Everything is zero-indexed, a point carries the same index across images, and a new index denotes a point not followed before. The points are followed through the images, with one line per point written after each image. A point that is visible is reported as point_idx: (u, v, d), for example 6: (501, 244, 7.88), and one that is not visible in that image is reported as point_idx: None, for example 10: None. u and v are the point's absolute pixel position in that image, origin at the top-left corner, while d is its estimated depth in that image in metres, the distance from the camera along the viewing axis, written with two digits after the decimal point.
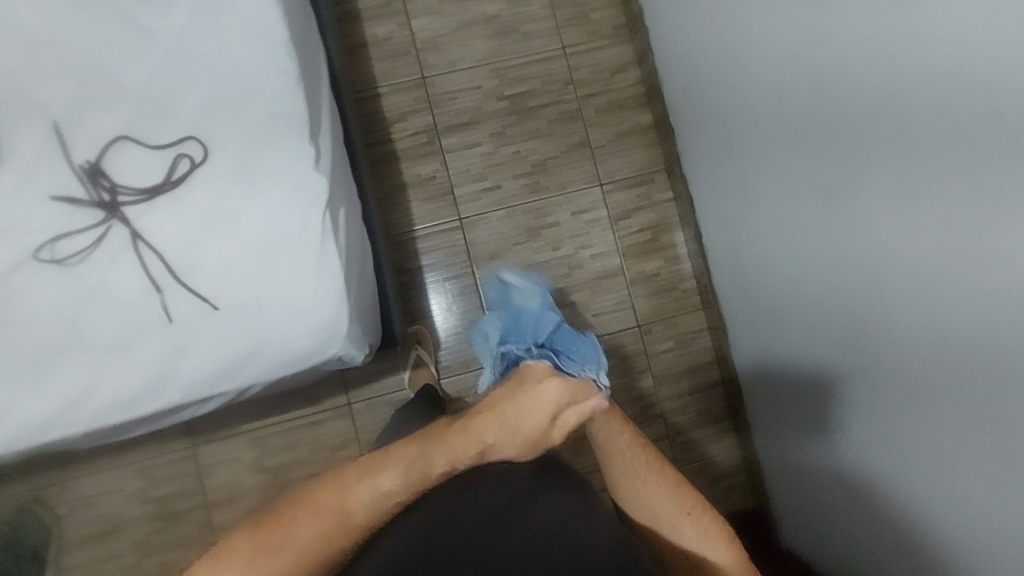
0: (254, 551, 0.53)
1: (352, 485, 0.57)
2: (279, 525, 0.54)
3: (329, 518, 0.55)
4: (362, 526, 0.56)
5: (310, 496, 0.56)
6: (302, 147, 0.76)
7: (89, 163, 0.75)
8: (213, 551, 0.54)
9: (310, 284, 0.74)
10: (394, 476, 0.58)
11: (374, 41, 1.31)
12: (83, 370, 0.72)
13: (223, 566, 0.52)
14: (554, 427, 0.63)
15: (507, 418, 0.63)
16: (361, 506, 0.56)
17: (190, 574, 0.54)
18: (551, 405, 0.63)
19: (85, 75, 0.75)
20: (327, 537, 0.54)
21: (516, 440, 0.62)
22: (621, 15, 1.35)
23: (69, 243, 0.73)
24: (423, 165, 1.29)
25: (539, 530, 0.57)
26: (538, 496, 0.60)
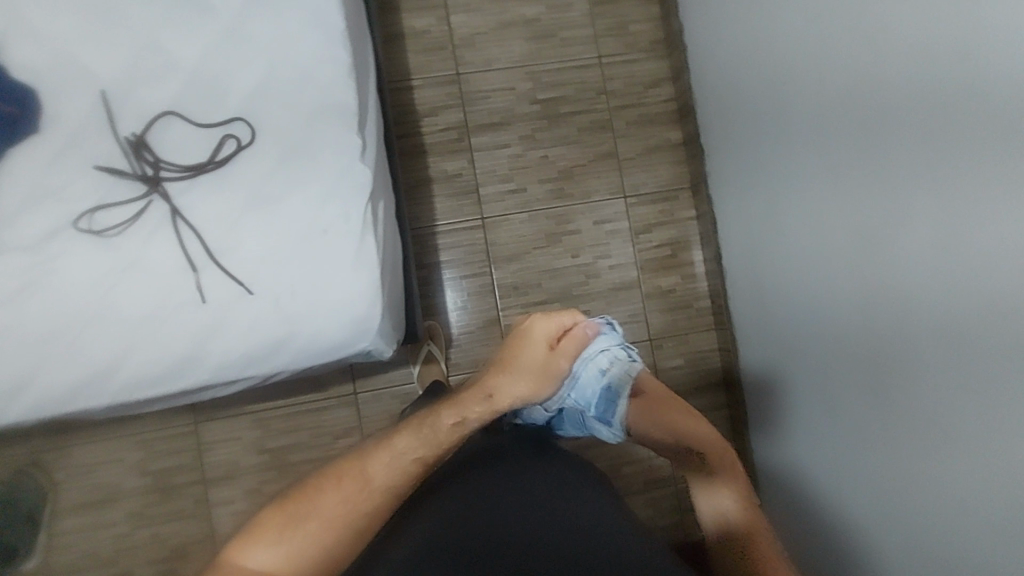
0: (284, 519, 0.56)
1: (371, 454, 0.61)
2: (306, 493, 0.58)
3: (350, 484, 0.58)
4: (385, 488, 0.59)
5: (332, 466, 0.60)
6: (349, 138, 0.76)
7: (135, 136, 0.74)
8: (245, 528, 0.56)
9: (346, 276, 0.74)
10: (409, 438, 0.62)
11: (412, 33, 1.30)
12: (111, 343, 0.71)
13: (257, 538, 0.55)
14: (553, 357, 0.67)
15: (507, 365, 0.66)
16: (381, 470, 0.60)
17: (225, 553, 0.55)
18: (542, 339, 0.67)
19: (137, 46, 0.75)
20: (352, 500, 0.58)
21: (518, 379, 0.65)
22: (659, 30, 1.36)
23: (108, 214, 0.73)
24: (450, 161, 1.29)
25: (559, 527, 0.63)
26: (561, 498, 0.66)
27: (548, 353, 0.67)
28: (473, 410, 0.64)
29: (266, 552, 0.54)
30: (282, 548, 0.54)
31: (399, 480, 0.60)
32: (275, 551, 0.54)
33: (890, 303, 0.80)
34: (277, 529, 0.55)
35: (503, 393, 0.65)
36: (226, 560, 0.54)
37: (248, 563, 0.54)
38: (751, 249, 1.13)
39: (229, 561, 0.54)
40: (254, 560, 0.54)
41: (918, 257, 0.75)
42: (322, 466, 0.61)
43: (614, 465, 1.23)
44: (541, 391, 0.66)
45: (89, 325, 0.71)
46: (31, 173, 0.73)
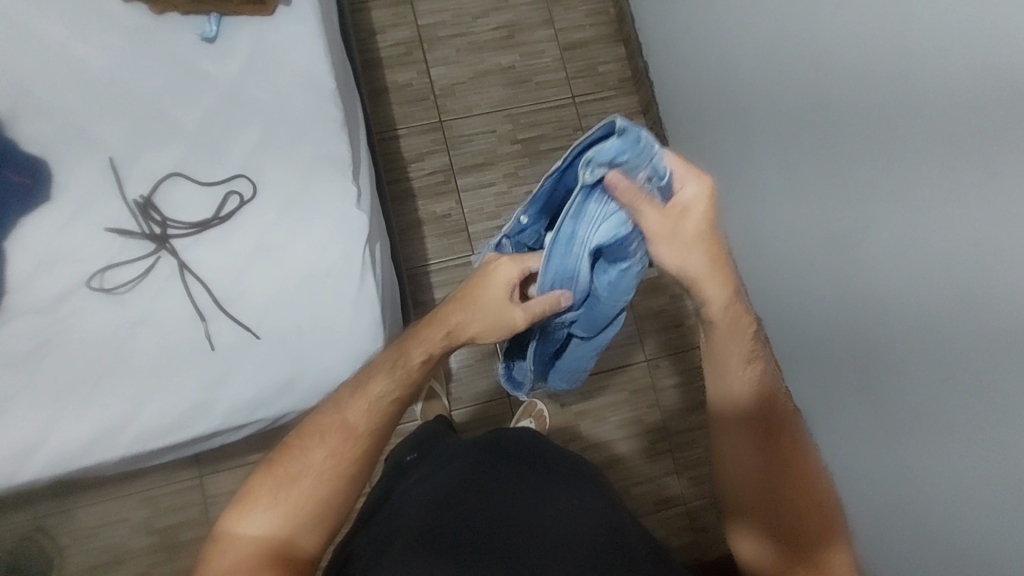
0: (276, 481, 0.56)
1: (347, 403, 0.61)
2: (293, 453, 0.58)
3: (333, 437, 0.58)
4: (368, 434, 0.60)
5: (313, 423, 0.60)
6: (345, 186, 0.81)
7: (143, 198, 0.79)
8: (236, 498, 0.56)
9: (349, 314, 0.78)
10: (383, 381, 0.61)
11: (395, 86, 1.38)
12: (124, 394, 0.73)
13: (252, 506, 0.55)
14: (507, 308, 0.62)
15: (464, 308, 0.63)
16: (361, 416, 0.60)
17: (222, 526, 0.55)
18: (503, 286, 0.62)
19: (144, 115, 0.80)
20: (338, 449, 0.58)
21: (474, 322, 0.63)
22: (627, 69, 1.45)
23: (118, 273, 0.77)
24: (438, 203, 1.35)
25: (526, 503, 0.70)
26: (529, 480, 0.74)
27: (506, 303, 0.62)
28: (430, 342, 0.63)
29: (265, 514, 0.55)
30: (280, 509, 0.55)
31: (380, 423, 0.61)
32: (274, 514, 0.55)
33: None
34: (268, 492, 0.55)
35: (458, 333, 0.64)
36: (226, 532, 0.54)
37: (248, 529, 0.54)
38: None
39: (229, 532, 0.54)
40: (254, 525, 0.54)
41: None
42: (303, 423, 0.61)
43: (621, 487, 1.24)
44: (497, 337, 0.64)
45: (103, 379, 0.74)
46: (46, 239, 0.77)
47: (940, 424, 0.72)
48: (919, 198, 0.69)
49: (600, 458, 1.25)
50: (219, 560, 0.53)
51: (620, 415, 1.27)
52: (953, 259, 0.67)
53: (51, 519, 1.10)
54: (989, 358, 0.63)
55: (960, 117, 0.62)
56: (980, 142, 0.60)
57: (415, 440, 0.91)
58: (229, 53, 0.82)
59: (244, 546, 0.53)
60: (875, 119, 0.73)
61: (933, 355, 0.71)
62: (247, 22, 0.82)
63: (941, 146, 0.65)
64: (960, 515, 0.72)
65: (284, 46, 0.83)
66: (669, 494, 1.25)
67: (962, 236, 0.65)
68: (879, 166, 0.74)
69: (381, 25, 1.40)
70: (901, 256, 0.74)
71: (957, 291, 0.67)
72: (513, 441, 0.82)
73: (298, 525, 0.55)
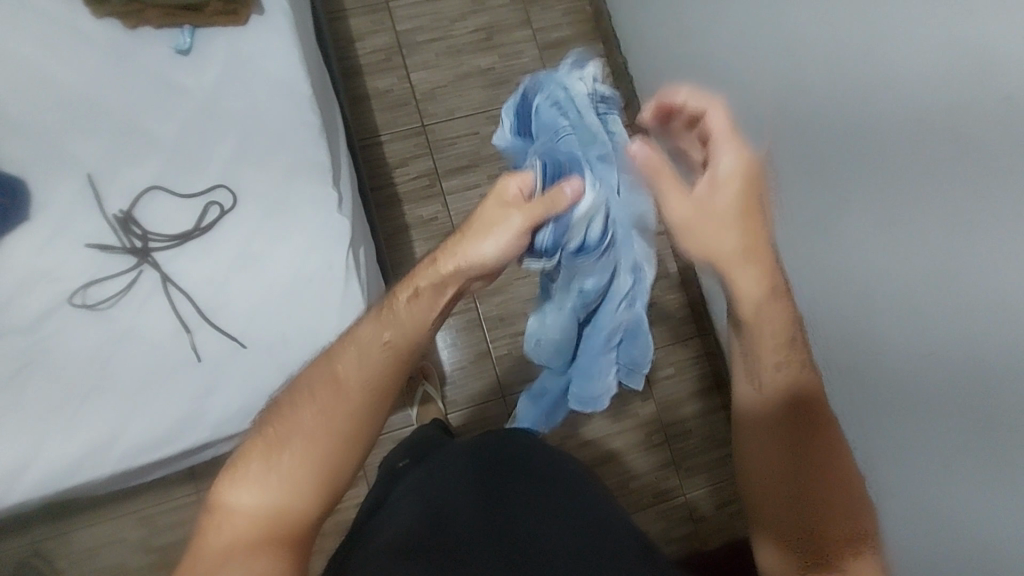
0: (267, 447, 0.52)
1: (338, 356, 0.57)
2: (284, 415, 0.54)
3: (323, 393, 0.54)
4: (361, 388, 0.55)
5: (302, 382, 0.56)
6: (325, 191, 0.81)
7: (122, 213, 0.78)
8: (225, 473, 0.52)
9: (336, 320, 0.77)
10: (374, 328, 0.58)
11: (376, 93, 1.39)
12: (111, 410, 0.73)
13: (241, 477, 0.51)
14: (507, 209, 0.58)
15: (466, 227, 0.60)
16: (352, 369, 0.55)
17: (213, 501, 0.51)
18: (501, 189, 0.59)
19: (120, 130, 0.80)
20: (328, 404, 0.53)
21: (472, 237, 0.59)
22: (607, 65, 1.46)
23: (101, 289, 0.76)
24: (424, 207, 1.35)
25: (525, 520, 0.68)
26: (527, 495, 0.72)
27: (501, 209, 0.58)
28: (423, 276, 0.60)
29: (256, 483, 0.50)
30: (273, 473, 0.50)
31: (371, 375, 0.56)
32: (267, 483, 0.50)
33: None
34: (257, 462, 0.51)
35: (456, 256, 0.59)
36: (220, 504, 0.50)
37: (239, 502, 0.49)
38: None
39: (224, 505, 0.50)
40: (247, 497, 0.50)
41: None
42: (293, 385, 0.57)
43: (620, 483, 1.24)
44: (497, 248, 0.58)
45: (90, 397, 0.73)
46: (26, 259, 0.76)
47: (908, 408, 0.70)
48: (872, 178, 0.68)
49: (598, 454, 1.25)
50: (214, 537, 0.48)
51: (616, 409, 1.27)
52: (909, 239, 0.65)
53: (49, 541, 1.09)
54: (955, 339, 0.62)
55: (905, 94, 0.61)
56: (928, 120, 0.59)
57: (407, 447, 0.91)
58: (203, 64, 0.82)
59: (239, 521, 0.49)
60: (828, 103, 0.72)
61: (900, 339, 0.69)
62: (222, 34, 0.83)
63: (889, 123, 0.64)
64: (935, 500, 0.69)
65: (257, 55, 0.83)
66: (667, 486, 1.25)
67: (914, 219, 0.64)
68: (831, 150, 0.73)
69: (359, 33, 1.40)
70: (863, 239, 0.72)
71: (916, 272, 0.65)
72: (512, 449, 0.81)
73: (291, 495, 0.50)
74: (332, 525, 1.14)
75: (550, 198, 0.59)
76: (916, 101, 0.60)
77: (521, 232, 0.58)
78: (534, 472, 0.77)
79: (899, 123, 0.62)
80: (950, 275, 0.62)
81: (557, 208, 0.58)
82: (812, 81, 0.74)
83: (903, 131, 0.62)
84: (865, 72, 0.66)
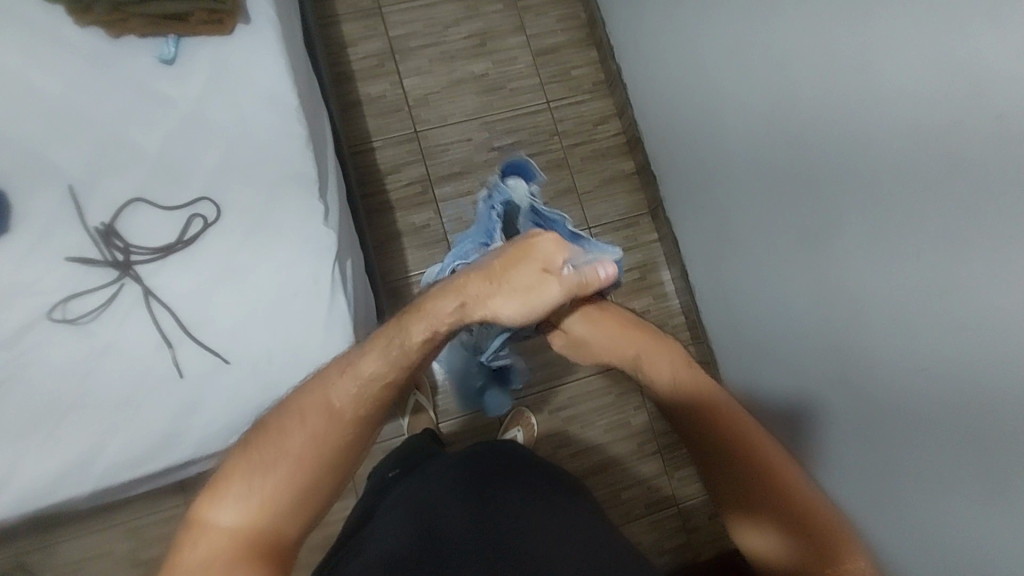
0: (251, 467, 0.51)
1: (332, 383, 0.55)
2: (272, 438, 0.52)
3: (315, 421, 0.53)
4: (352, 420, 0.54)
5: (294, 403, 0.54)
6: (312, 203, 0.80)
7: (104, 225, 0.77)
8: (208, 487, 0.51)
9: (320, 334, 0.76)
10: (373, 359, 0.55)
11: (368, 99, 1.37)
12: (91, 427, 0.72)
13: (226, 495, 0.49)
14: (546, 283, 0.52)
15: (496, 281, 0.54)
16: (345, 401, 0.54)
17: (191, 517, 0.49)
18: (543, 260, 0.52)
19: (103, 141, 0.79)
20: (319, 436, 0.53)
21: (497, 298, 0.53)
22: (600, 71, 1.45)
23: (82, 303, 0.75)
24: (417, 214, 1.34)
25: (512, 522, 0.68)
26: (512, 500, 0.71)
27: (540, 276, 0.52)
28: (443, 322, 0.56)
29: (239, 504, 0.49)
30: (257, 495, 0.50)
31: (366, 410, 0.55)
32: (248, 504, 0.49)
33: (842, 299, 0.83)
34: (243, 483, 0.50)
35: (480, 311, 0.55)
36: (198, 520, 0.49)
37: (222, 520, 0.49)
38: (715, 263, 1.16)
39: (204, 519, 0.49)
40: (229, 516, 0.49)
41: (856, 259, 0.79)
42: (283, 404, 0.55)
43: (613, 492, 1.23)
44: (520, 317, 0.54)
45: (70, 414, 0.72)
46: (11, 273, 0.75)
47: (928, 417, 0.72)
48: (891, 190, 0.70)
49: (590, 463, 1.24)
50: (190, 552, 0.47)
51: (609, 418, 1.26)
52: (934, 245, 0.67)
53: (33, 554, 1.08)
54: (985, 349, 0.63)
55: (934, 104, 0.63)
56: (954, 133, 0.61)
57: (397, 458, 0.90)
58: (189, 74, 0.81)
59: (217, 539, 0.48)
60: (850, 113, 0.74)
61: (922, 345, 0.71)
62: (209, 44, 0.81)
63: (912, 133, 0.66)
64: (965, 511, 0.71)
65: (243, 65, 0.82)
66: (659, 497, 1.24)
67: (936, 228, 0.66)
68: (852, 161, 0.75)
69: (351, 38, 1.39)
70: (881, 250, 0.74)
71: (937, 277, 0.68)
72: (495, 457, 0.80)
73: (274, 518, 0.50)
74: (320, 538, 1.12)
75: (584, 278, 0.53)
76: (945, 114, 0.62)
77: (551, 307, 0.54)
78: (528, 481, 0.76)
79: (923, 133, 0.65)
80: (970, 280, 0.64)
81: (593, 289, 0.53)
82: (831, 94, 0.77)
83: (928, 142, 0.64)
84: (889, 84, 0.68)
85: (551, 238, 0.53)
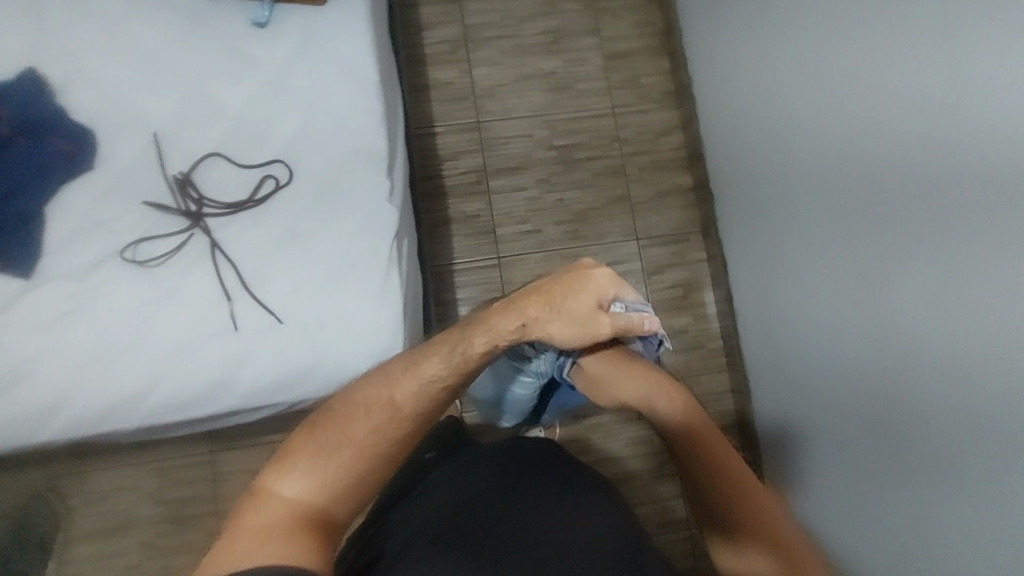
0: (315, 447, 0.52)
1: (396, 379, 0.57)
2: (336, 421, 0.54)
3: (379, 412, 0.55)
4: (413, 417, 0.56)
5: (359, 392, 0.56)
6: (379, 179, 0.81)
7: (181, 175, 0.80)
8: (273, 461, 0.52)
9: (370, 308, 0.77)
10: (438, 363, 0.57)
11: (437, 84, 1.39)
12: (146, 365, 0.74)
13: (291, 469, 0.51)
14: (598, 318, 0.59)
15: (550, 305, 0.60)
16: (409, 397, 0.56)
17: (256, 486, 0.51)
18: (597, 294, 0.60)
19: (190, 94, 0.81)
20: (382, 426, 0.54)
21: (552, 324, 0.60)
22: (669, 83, 1.43)
23: (151, 247, 0.78)
24: (468, 203, 1.35)
25: (534, 521, 0.67)
26: (539, 497, 0.70)
27: (594, 308, 0.60)
28: (506, 334, 0.59)
29: (302, 480, 0.51)
30: (319, 475, 0.51)
31: (427, 409, 0.56)
32: (310, 480, 0.51)
33: None
34: (306, 459, 0.51)
35: (536, 330, 0.60)
36: (262, 489, 0.50)
37: (287, 493, 0.50)
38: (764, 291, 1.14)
39: (268, 489, 0.50)
40: (291, 488, 0.50)
41: None
42: (347, 392, 0.57)
43: (632, 504, 1.22)
44: (570, 341, 0.61)
45: (129, 352, 0.75)
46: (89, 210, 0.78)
47: None
48: None
49: (607, 473, 1.23)
50: (252, 516, 0.49)
51: (633, 431, 1.25)
52: None
53: (65, 479, 1.13)
54: None
55: None
56: None
57: (423, 441, 0.91)
58: (279, 39, 0.83)
59: (280, 509, 0.49)
60: None
61: None
62: (300, 12, 0.83)
63: None
64: None
65: (331, 35, 0.83)
66: (676, 517, 1.23)
67: None
68: None
69: (428, 22, 1.40)
70: None
71: None
72: (534, 449, 0.78)
73: (334, 497, 0.51)
74: None
75: (631, 320, 0.60)
76: None
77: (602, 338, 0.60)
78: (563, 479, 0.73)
79: None
80: None
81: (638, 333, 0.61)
82: None
83: None
84: None
85: (603, 276, 0.61)
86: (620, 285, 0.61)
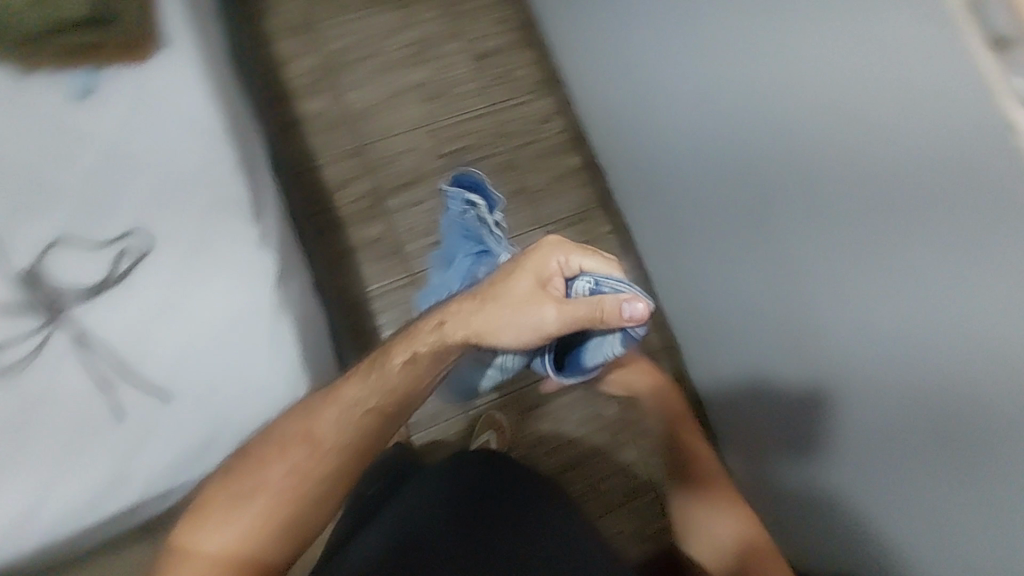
0: (232, 494, 0.60)
1: (318, 413, 0.64)
2: (248, 469, 0.62)
3: (295, 452, 0.63)
4: (331, 449, 0.63)
5: (277, 435, 0.64)
6: (247, 228, 0.78)
7: (26, 269, 0.74)
8: (190, 515, 0.61)
9: (266, 360, 0.74)
10: (357, 388, 0.65)
11: (307, 117, 1.35)
12: (27, 482, 0.68)
13: (209, 519, 0.59)
14: (544, 299, 0.62)
15: (490, 299, 0.65)
16: (328, 429, 0.64)
17: (175, 545, 0.59)
18: (540, 270, 0.64)
19: (17, 181, 0.75)
20: (302, 462, 0.62)
21: (490, 315, 0.64)
22: (540, 71, 1.46)
23: (7, 353, 0.71)
24: (367, 229, 1.32)
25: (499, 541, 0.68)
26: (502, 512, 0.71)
27: (539, 291, 0.63)
28: (422, 344, 0.66)
29: (221, 530, 0.58)
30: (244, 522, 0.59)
31: (347, 439, 0.64)
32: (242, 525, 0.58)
33: None
34: (223, 508, 0.59)
35: (468, 328, 0.66)
36: (181, 546, 0.58)
37: (206, 546, 0.58)
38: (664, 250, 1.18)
39: (187, 546, 0.58)
40: (214, 542, 0.58)
41: None
42: (268, 433, 0.65)
43: (591, 486, 1.24)
44: (522, 340, 0.64)
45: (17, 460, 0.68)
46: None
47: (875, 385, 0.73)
48: None
49: (565, 460, 1.24)
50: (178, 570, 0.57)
51: (580, 412, 1.26)
52: None
53: None
54: None
55: None
56: None
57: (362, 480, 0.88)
58: (105, 105, 0.78)
59: (200, 562, 0.57)
60: None
61: None
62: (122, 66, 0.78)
63: None
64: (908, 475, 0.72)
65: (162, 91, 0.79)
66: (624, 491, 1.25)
67: None
68: None
69: (283, 57, 1.37)
70: None
71: None
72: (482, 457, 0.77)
73: (249, 543, 0.58)
74: None
75: (602, 306, 0.60)
76: None
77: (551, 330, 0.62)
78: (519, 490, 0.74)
79: None
80: None
81: (605, 318, 0.60)
82: None
83: None
84: None
85: (552, 246, 0.64)
86: (573, 260, 0.64)
